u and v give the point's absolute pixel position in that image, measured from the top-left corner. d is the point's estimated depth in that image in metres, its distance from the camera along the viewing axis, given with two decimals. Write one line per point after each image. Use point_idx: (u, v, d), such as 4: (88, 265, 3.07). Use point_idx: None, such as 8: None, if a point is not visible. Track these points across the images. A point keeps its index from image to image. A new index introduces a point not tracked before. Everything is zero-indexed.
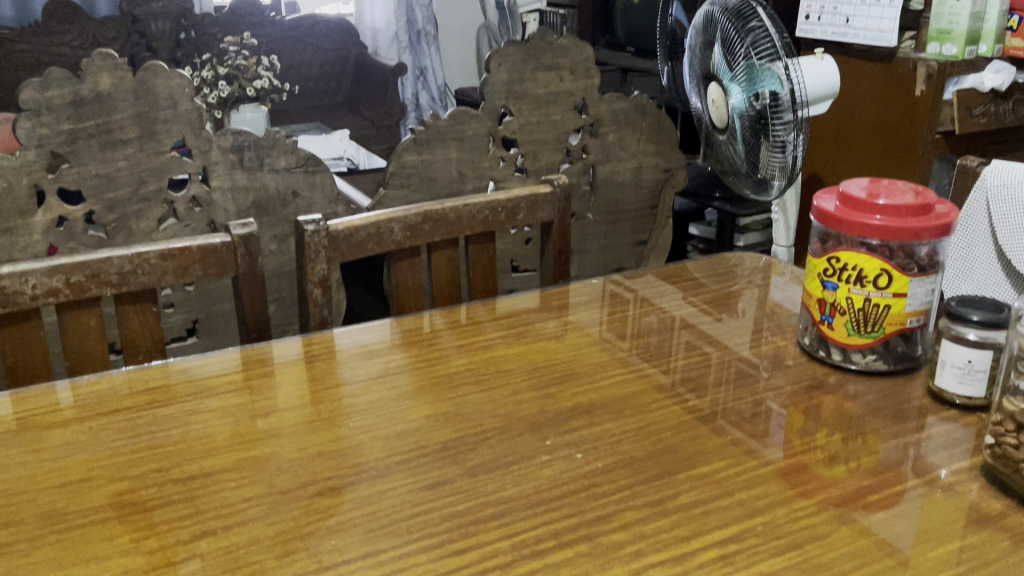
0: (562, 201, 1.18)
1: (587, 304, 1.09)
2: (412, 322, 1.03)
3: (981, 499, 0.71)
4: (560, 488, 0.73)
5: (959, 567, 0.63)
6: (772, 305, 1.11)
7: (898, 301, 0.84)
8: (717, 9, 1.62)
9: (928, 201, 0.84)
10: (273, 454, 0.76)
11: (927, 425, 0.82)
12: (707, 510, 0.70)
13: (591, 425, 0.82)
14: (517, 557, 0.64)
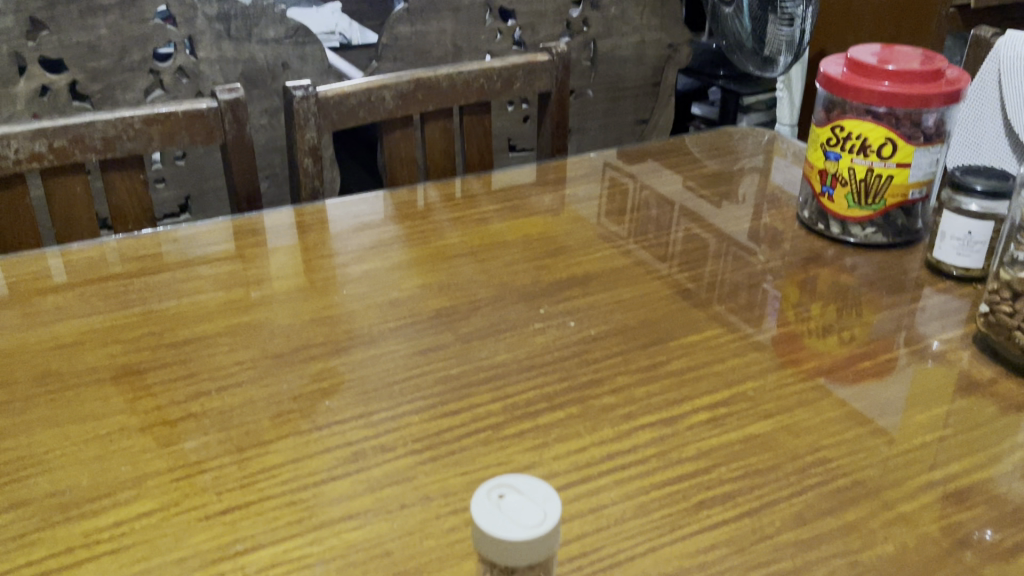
0: (561, 72, 1.14)
1: (585, 178, 1.07)
2: (406, 194, 1.01)
3: (971, 366, 0.72)
4: (553, 355, 0.73)
5: (945, 430, 0.64)
6: (773, 190, 1.06)
7: (901, 172, 0.82)
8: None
9: (938, 67, 0.81)
10: (266, 320, 0.76)
11: (922, 295, 0.81)
12: (699, 376, 0.70)
13: (586, 295, 0.82)
14: (509, 418, 0.65)
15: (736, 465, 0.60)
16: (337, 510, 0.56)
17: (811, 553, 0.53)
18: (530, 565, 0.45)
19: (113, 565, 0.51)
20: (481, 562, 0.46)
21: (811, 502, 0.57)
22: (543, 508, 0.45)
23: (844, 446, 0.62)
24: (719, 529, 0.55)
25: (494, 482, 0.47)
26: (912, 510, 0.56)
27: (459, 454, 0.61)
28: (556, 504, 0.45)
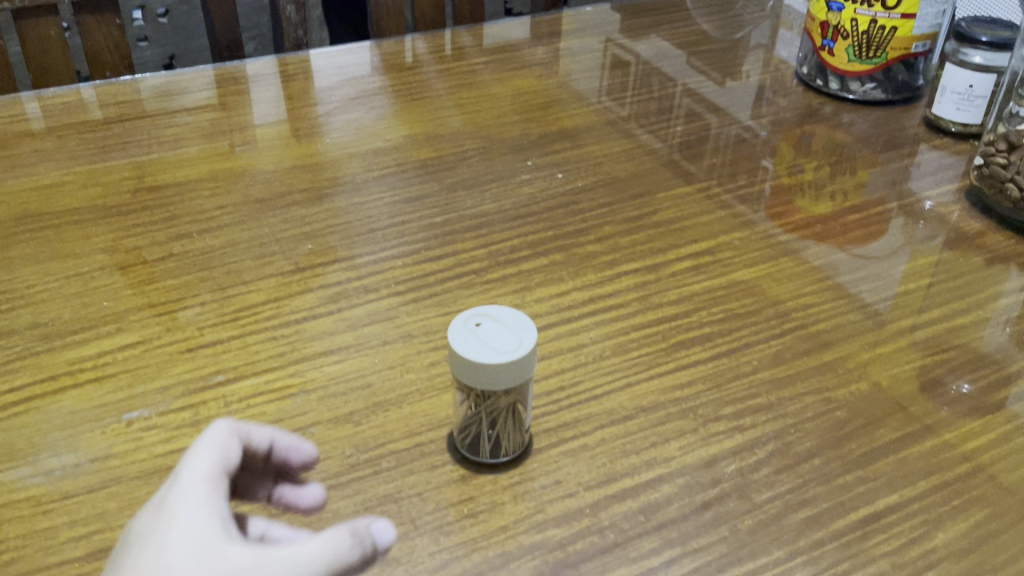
0: None
1: (580, 32, 1.03)
2: (394, 45, 0.98)
3: (961, 220, 0.71)
4: (539, 204, 0.72)
5: (928, 280, 0.64)
6: (778, 63, 0.98)
7: (905, 24, 0.80)
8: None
9: None
10: (249, 167, 0.75)
11: (918, 152, 0.80)
12: (685, 226, 0.70)
13: (576, 147, 0.80)
14: (492, 264, 0.65)
15: (717, 309, 0.60)
16: (318, 345, 0.56)
17: (786, 390, 0.54)
18: (505, 389, 0.45)
19: (96, 391, 0.52)
20: (457, 386, 0.47)
21: (789, 344, 0.57)
22: (517, 335, 0.45)
23: (826, 294, 0.62)
24: (696, 367, 0.55)
25: (470, 313, 0.47)
26: (888, 352, 0.57)
27: (441, 295, 0.61)
28: (532, 332, 0.46)
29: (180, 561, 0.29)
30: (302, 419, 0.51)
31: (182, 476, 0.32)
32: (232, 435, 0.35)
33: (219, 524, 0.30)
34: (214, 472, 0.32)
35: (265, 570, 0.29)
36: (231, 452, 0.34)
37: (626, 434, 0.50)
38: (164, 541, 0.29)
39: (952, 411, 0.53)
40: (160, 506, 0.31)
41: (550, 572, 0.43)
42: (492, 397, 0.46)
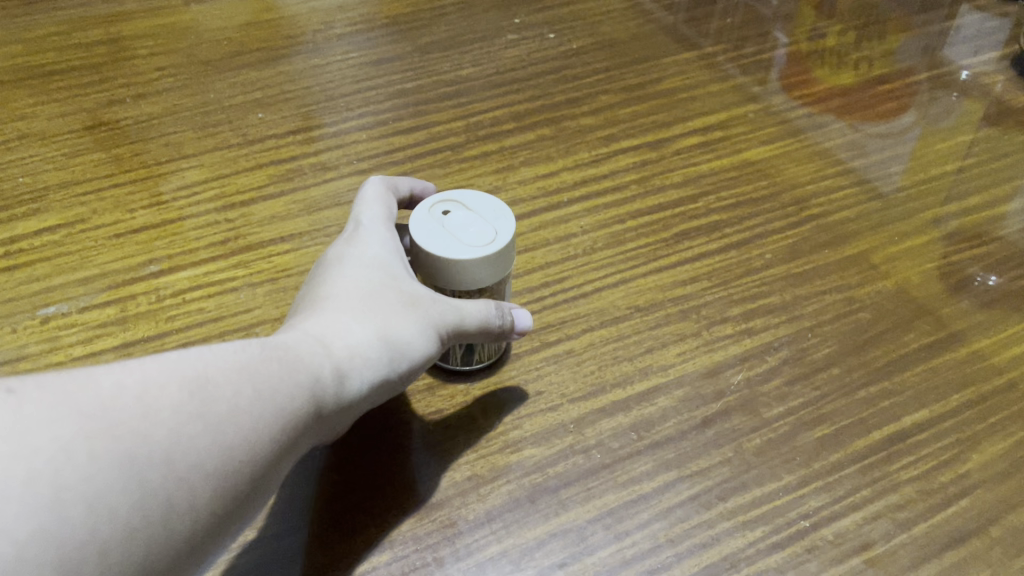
0: None
1: None
2: None
3: (1005, 93, 0.63)
4: (528, 69, 0.63)
5: (966, 161, 0.57)
6: None
7: None
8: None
9: None
10: (195, 22, 0.65)
11: (958, 14, 0.71)
12: (692, 96, 0.61)
13: (572, 4, 0.71)
14: (471, 139, 0.57)
15: (727, 194, 0.53)
16: (268, 231, 0.49)
17: (803, 288, 0.47)
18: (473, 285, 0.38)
19: (8, 283, 0.45)
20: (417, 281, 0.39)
21: (807, 235, 0.50)
22: (488, 228, 0.38)
23: (849, 178, 0.55)
24: (701, 261, 0.48)
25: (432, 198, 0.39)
26: (919, 245, 0.50)
27: (413, 174, 0.54)
28: (508, 220, 0.38)
29: (378, 273, 0.36)
30: (246, 317, 0.44)
31: (363, 218, 0.39)
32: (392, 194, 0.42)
33: (401, 257, 0.38)
34: (386, 216, 0.40)
35: (446, 297, 0.37)
36: (391, 206, 0.41)
37: (619, 339, 0.44)
38: (360, 259, 0.37)
39: (990, 314, 0.46)
40: (349, 238, 0.38)
41: (526, 499, 0.37)
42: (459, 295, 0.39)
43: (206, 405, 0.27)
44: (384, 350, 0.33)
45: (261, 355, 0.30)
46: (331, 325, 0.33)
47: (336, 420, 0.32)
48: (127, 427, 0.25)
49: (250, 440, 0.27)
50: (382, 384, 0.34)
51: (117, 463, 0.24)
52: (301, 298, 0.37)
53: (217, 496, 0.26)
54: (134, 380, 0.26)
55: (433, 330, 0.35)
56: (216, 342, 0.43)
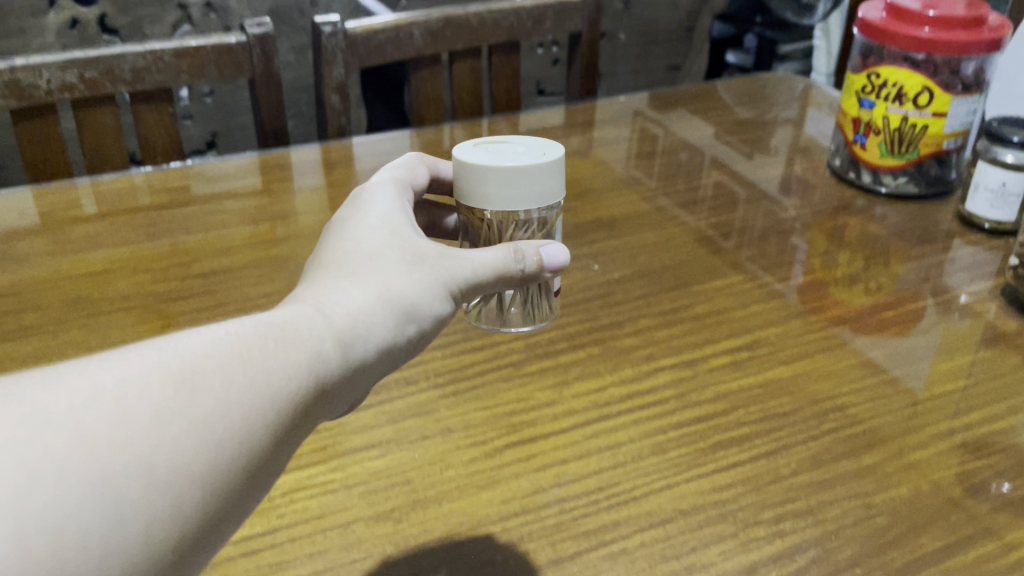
0: (592, 12, 1.14)
1: (612, 123, 1.07)
2: (432, 134, 1.01)
3: (997, 318, 0.71)
4: (576, 295, 0.73)
5: (965, 381, 0.64)
6: (807, 163, 0.98)
7: (937, 122, 0.81)
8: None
9: (981, 14, 0.79)
10: (294, 254, 0.77)
11: (952, 248, 0.81)
12: (721, 320, 0.71)
13: (612, 237, 0.82)
14: (530, 356, 0.66)
15: (755, 408, 0.61)
16: (361, 438, 0.57)
17: (826, 493, 0.54)
18: (528, 175, 0.50)
19: None
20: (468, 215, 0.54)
21: (827, 446, 0.58)
22: (540, 150, 0.52)
23: (862, 393, 0.63)
24: (735, 469, 0.55)
25: (485, 143, 0.54)
26: (928, 456, 0.57)
27: (482, 386, 0.62)
28: (554, 148, 0.53)
29: (380, 246, 0.44)
30: (343, 516, 0.51)
31: (358, 208, 0.47)
32: (418, 164, 0.57)
33: (404, 227, 0.46)
34: (381, 201, 0.48)
35: (448, 256, 0.45)
36: (385, 195, 0.49)
37: (666, 538, 0.50)
38: (364, 236, 0.44)
39: (996, 519, 0.52)
40: (349, 221, 0.46)
41: None
42: (516, 193, 0.50)
43: (189, 400, 0.32)
44: (383, 323, 0.41)
45: (250, 340, 0.35)
46: (335, 297, 0.40)
47: (335, 396, 0.39)
48: (104, 438, 0.30)
49: (238, 432, 0.33)
50: (378, 356, 0.41)
51: (90, 480, 0.29)
52: (312, 265, 0.44)
53: (202, 481, 0.32)
54: (115, 385, 0.31)
55: (432, 296, 0.43)
56: (319, 536, 0.50)
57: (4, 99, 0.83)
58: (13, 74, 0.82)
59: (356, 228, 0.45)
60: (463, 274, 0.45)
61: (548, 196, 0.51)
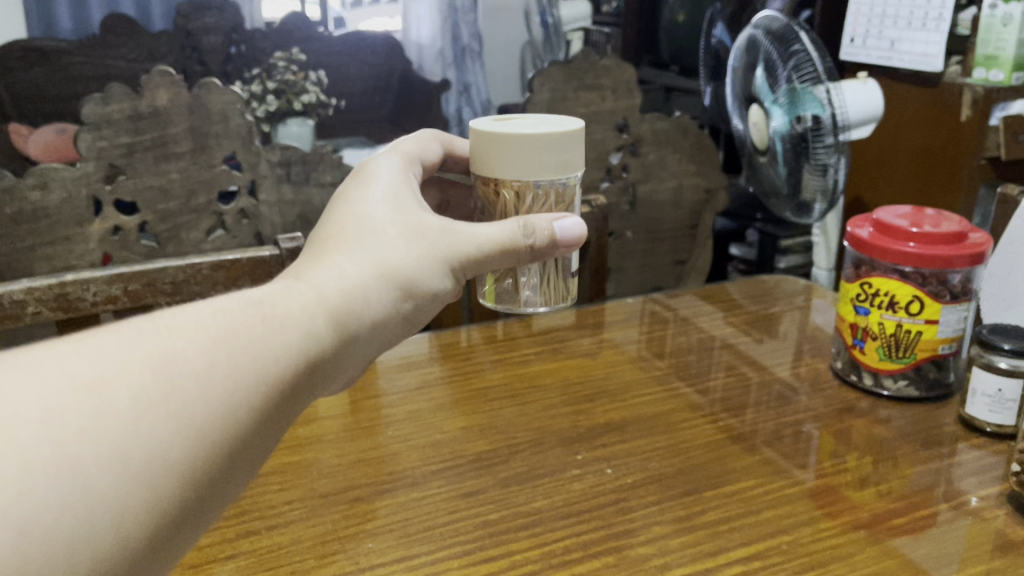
0: (600, 221, 1.23)
1: (624, 324, 1.12)
2: (450, 336, 1.06)
3: (1007, 526, 0.72)
4: (590, 501, 0.75)
5: None
6: (810, 361, 1.02)
7: (930, 327, 0.86)
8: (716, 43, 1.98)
9: (961, 230, 0.86)
10: (315, 459, 0.80)
11: (957, 451, 0.82)
12: (733, 527, 0.72)
13: (624, 440, 0.84)
14: (546, 565, 0.67)
15: None
16: None
17: None
18: (558, 146, 0.63)
19: None
20: (487, 188, 0.67)
21: None
22: (561, 122, 0.66)
23: None
24: None
25: (503, 120, 0.67)
26: None
27: None
28: (568, 123, 0.66)
29: (380, 224, 0.58)
30: None
31: (356, 195, 0.60)
32: (429, 140, 0.75)
33: (404, 206, 0.60)
34: (377, 185, 0.62)
35: (447, 230, 0.60)
36: (380, 179, 0.63)
37: None
38: (365, 217, 0.58)
39: None
40: (351, 204, 0.59)
41: None
42: (545, 161, 0.63)
43: (164, 388, 0.41)
44: (374, 294, 0.54)
45: (232, 327, 0.46)
46: (340, 268, 0.54)
47: (322, 369, 0.50)
48: (76, 428, 0.37)
49: (211, 417, 0.42)
50: (369, 325, 0.54)
51: (62, 468, 0.36)
52: (323, 235, 0.58)
53: (182, 454, 0.41)
54: (93, 378, 0.40)
55: (428, 271, 0.58)
56: None
57: (52, 311, 0.89)
58: (63, 289, 0.89)
59: (361, 203, 0.59)
60: (467, 247, 0.60)
61: (566, 164, 0.64)
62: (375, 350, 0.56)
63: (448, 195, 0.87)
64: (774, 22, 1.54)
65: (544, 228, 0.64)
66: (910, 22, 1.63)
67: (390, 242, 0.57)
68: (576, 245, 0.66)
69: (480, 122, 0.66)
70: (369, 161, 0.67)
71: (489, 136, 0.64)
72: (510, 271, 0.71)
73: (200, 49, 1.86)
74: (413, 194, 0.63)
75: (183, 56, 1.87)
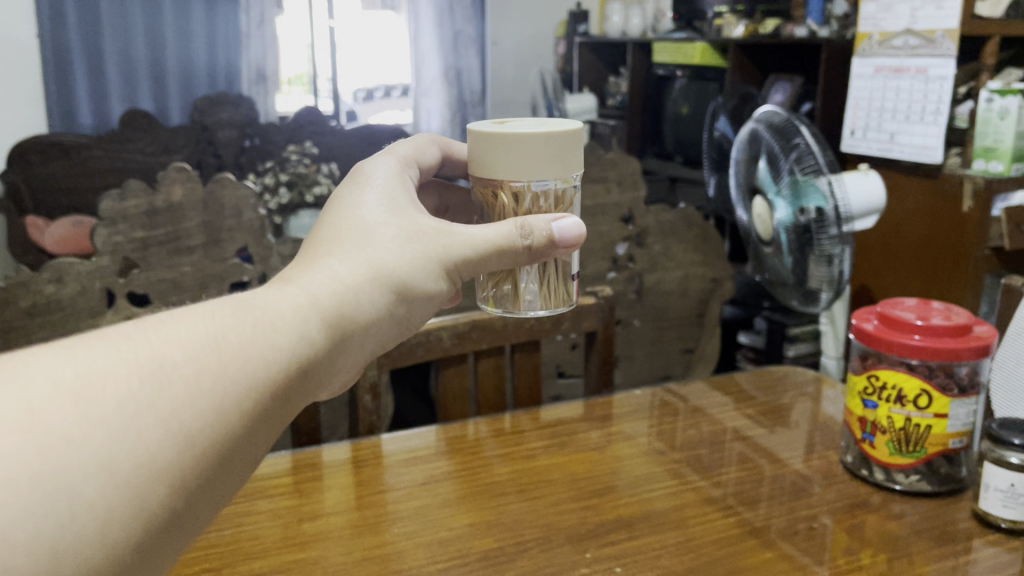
0: (606, 312, 1.24)
1: (632, 415, 1.11)
2: (457, 429, 1.06)
3: None
4: None
5: None
6: (820, 452, 1.01)
7: (939, 421, 0.85)
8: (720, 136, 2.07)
9: (966, 323, 0.86)
10: (319, 556, 0.79)
11: (974, 548, 0.81)
12: None
13: (632, 537, 0.83)
14: None
15: None
16: None
17: None
18: (556, 147, 0.63)
19: None
20: (485, 190, 0.67)
21: None
22: (559, 123, 0.65)
23: None
24: None
25: (501, 120, 0.67)
26: None
27: None
28: (568, 122, 0.66)
29: (378, 227, 0.58)
30: None
31: (353, 194, 0.61)
32: (429, 143, 0.75)
33: (403, 207, 0.60)
34: (374, 184, 0.62)
35: (445, 231, 0.61)
36: (377, 178, 0.63)
37: None
38: (361, 219, 0.58)
39: None
40: (350, 205, 0.60)
41: None
42: (540, 163, 0.63)
43: (152, 393, 0.42)
44: (367, 296, 0.56)
45: (221, 331, 0.47)
46: (334, 270, 0.55)
47: (314, 370, 0.51)
48: (63, 433, 0.39)
49: (198, 422, 0.43)
50: (361, 325, 0.55)
51: (46, 478, 0.37)
52: (319, 236, 0.58)
53: (168, 460, 0.42)
54: (78, 386, 0.40)
55: (423, 272, 0.59)
56: None
57: None
58: None
59: (357, 204, 0.60)
60: (462, 249, 0.61)
61: (568, 166, 0.64)
62: (369, 352, 0.58)
63: (447, 200, 0.85)
64: (775, 116, 1.58)
65: (543, 227, 0.63)
66: (909, 115, 1.67)
67: (385, 245, 0.58)
68: (576, 245, 0.65)
69: (479, 125, 0.65)
70: (367, 160, 0.67)
71: (484, 136, 0.63)
72: (510, 275, 0.68)
73: (216, 143, 2.04)
74: (409, 195, 0.63)
75: (198, 148, 2.06)
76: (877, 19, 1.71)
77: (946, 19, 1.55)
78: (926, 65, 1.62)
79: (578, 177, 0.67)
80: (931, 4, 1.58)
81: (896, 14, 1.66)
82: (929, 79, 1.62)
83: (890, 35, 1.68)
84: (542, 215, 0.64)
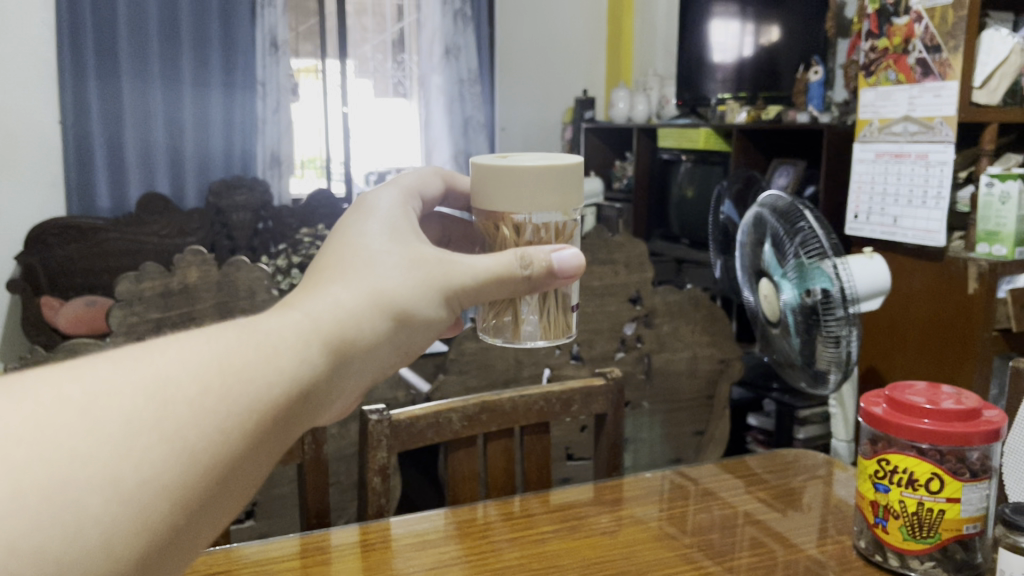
0: (615, 394, 1.24)
1: (643, 499, 1.10)
2: (466, 512, 1.05)
3: None
4: None
5: None
6: (834, 538, 1.00)
7: (953, 505, 0.84)
8: (725, 218, 2.05)
9: (975, 407, 0.86)
10: None
11: None
12: None
13: None
14: None
15: None
16: None
17: None
18: (559, 178, 0.63)
19: None
20: (487, 223, 0.66)
21: None
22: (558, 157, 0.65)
23: None
24: None
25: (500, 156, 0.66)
26: None
27: None
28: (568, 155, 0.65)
29: (383, 251, 0.54)
30: None
31: (357, 222, 0.57)
32: (435, 175, 0.74)
33: (409, 235, 0.57)
34: (376, 215, 0.59)
35: (448, 259, 0.57)
36: (379, 208, 0.60)
37: None
38: (366, 245, 0.54)
39: None
40: (356, 232, 0.56)
41: None
42: (541, 195, 0.63)
43: (159, 409, 0.37)
44: (369, 322, 0.51)
45: (224, 349, 0.42)
46: (334, 296, 0.50)
47: (318, 397, 0.46)
48: (64, 447, 0.34)
49: (202, 438, 0.38)
50: (364, 350, 0.50)
51: (45, 496, 0.33)
52: (321, 263, 0.54)
53: (175, 482, 0.37)
54: (83, 399, 0.36)
55: (422, 298, 0.55)
56: None
57: None
58: None
59: (360, 230, 0.56)
60: (461, 276, 0.57)
61: (566, 196, 0.64)
62: (371, 377, 0.52)
63: (450, 229, 0.81)
64: (779, 201, 1.61)
65: (542, 258, 0.60)
66: (911, 200, 1.68)
67: (388, 270, 0.54)
68: (575, 275, 0.62)
69: (480, 159, 0.66)
70: (371, 194, 0.64)
71: (490, 170, 0.63)
72: (510, 305, 0.66)
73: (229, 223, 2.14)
74: (412, 225, 0.59)
75: (213, 230, 2.13)
76: (876, 107, 1.76)
77: (944, 106, 1.58)
78: (926, 151, 1.64)
79: (577, 212, 0.66)
80: (928, 92, 1.62)
81: (895, 103, 1.71)
82: (929, 164, 1.63)
83: (890, 122, 1.73)
84: (541, 245, 0.63)
